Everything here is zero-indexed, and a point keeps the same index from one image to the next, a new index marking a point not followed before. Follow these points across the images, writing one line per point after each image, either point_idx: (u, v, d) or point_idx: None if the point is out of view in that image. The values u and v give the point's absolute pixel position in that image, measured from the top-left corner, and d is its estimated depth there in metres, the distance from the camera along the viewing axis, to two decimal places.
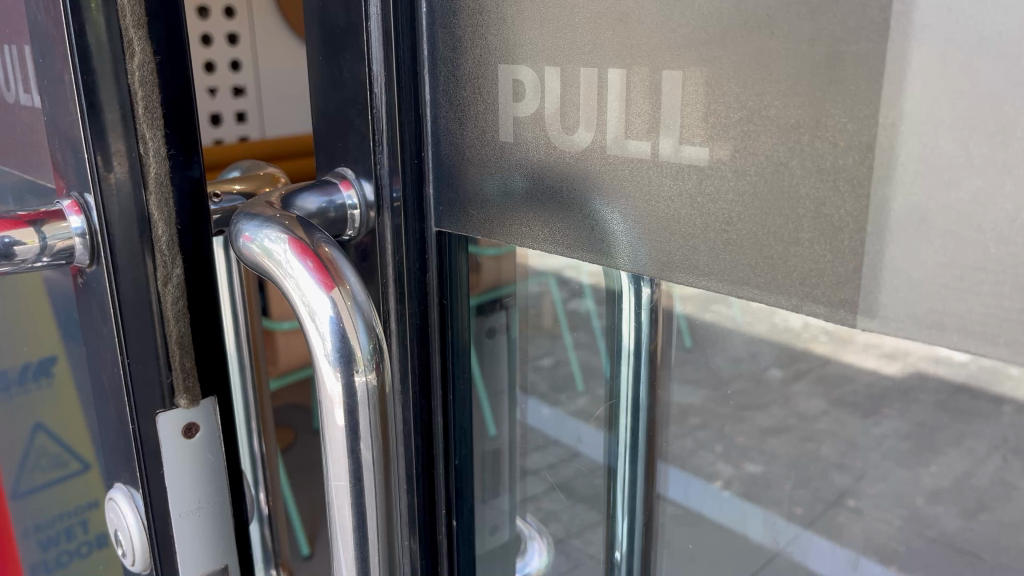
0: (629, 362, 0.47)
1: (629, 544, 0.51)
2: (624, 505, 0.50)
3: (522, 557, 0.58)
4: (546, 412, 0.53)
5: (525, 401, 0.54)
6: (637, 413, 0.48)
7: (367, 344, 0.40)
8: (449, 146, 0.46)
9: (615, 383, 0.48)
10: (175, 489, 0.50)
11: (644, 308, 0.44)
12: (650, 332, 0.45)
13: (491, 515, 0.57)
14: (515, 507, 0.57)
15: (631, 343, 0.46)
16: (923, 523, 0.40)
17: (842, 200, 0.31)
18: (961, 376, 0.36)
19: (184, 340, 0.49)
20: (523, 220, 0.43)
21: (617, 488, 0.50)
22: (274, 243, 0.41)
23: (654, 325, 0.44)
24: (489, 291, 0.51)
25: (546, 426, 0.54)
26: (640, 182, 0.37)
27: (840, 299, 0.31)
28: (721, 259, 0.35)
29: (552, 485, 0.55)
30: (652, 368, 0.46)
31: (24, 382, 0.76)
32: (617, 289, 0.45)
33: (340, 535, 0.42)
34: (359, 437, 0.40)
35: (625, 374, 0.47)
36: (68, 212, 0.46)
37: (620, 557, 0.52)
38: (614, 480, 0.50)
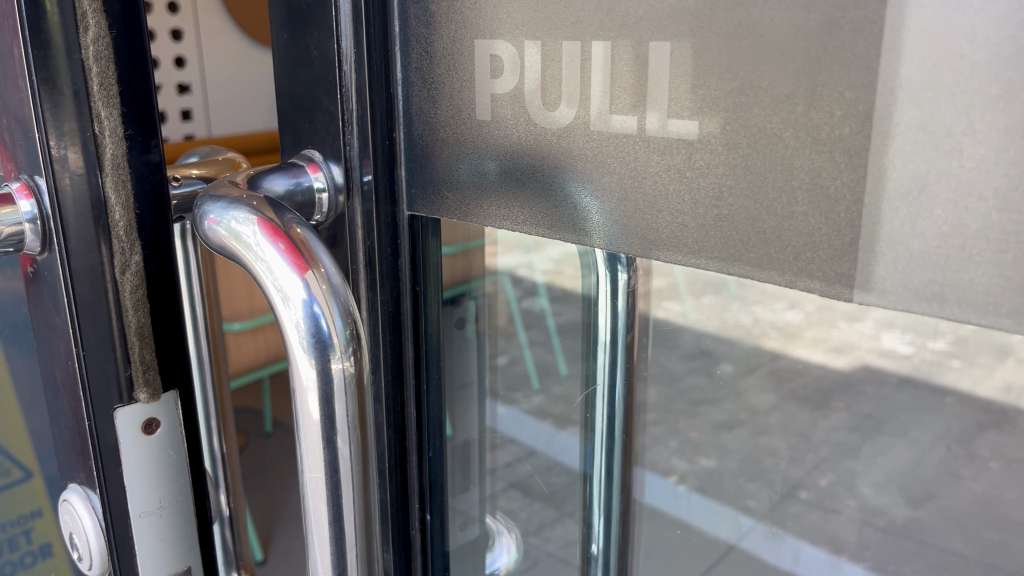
0: (605, 345, 0.45)
1: (604, 539, 0.50)
2: (601, 502, 0.49)
3: (491, 552, 0.55)
4: (513, 413, 0.51)
5: (493, 406, 0.52)
6: (613, 398, 0.46)
7: (343, 331, 0.38)
8: (423, 125, 0.45)
9: (592, 370, 0.46)
10: (135, 488, 0.48)
11: (619, 307, 0.43)
12: (627, 322, 0.44)
13: (460, 512, 0.54)
14: (485, 507, 0.54)
15: (608, 335, 0.45)
16: (872, 513, 0.39)
17: (838, 171, 0.30)
18: (905, 368, 0.34)
19: (144, 332, 0.47)
20: (501, 202, 0.42)
21: (593, 485, 0.49)
22: (243, 225, 0.39)
23: (631, 313, 0.43)
24: (460, 283, 0.49)
25: (511, 429, 0.52)
26: (625, 158, 0.36)
27: (836, 274, 0.31)
28: (712, 236, 0.34)
29: (508, 483, 0.53)
30: (629, 369, 0.45)
31: None
32: (593, 293, 0.44)
33: (316, 530, 0.40)
34: (335, 426, 0.39)
35: (602, 362, 0.46)
36: (18, 196, 0.44)
37: (596, 553, 0.50)
38: (589, 480, 0.49)
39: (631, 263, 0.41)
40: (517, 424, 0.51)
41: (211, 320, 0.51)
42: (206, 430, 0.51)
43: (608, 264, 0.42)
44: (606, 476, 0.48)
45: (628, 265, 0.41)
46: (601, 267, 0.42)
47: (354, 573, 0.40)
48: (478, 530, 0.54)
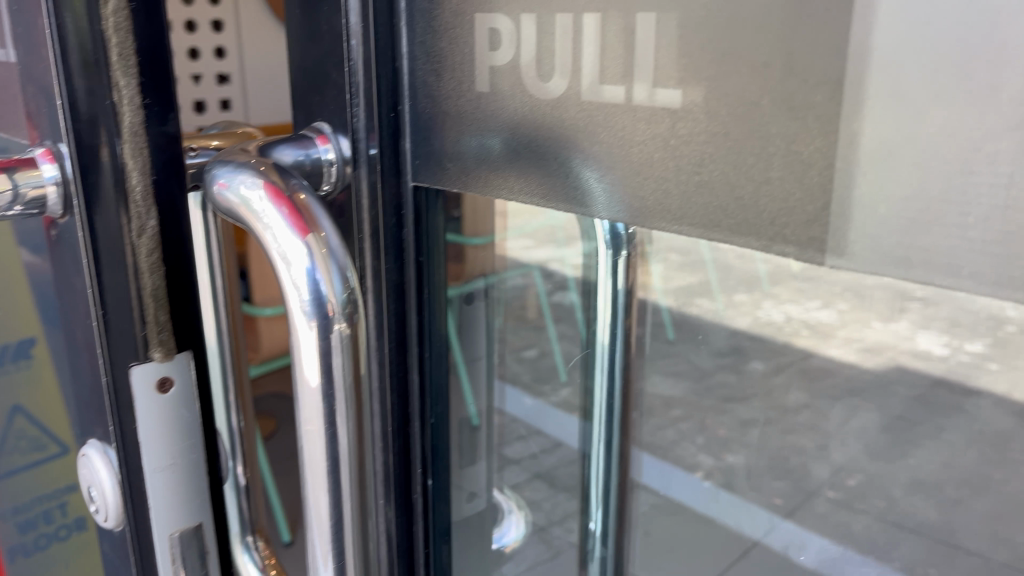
0: (604, 322, 0.54)
1: (602, 518, 0.62)
2: (598, 486, 0.61)
3: (501, 528, 0.64)
4: (519, 393, 0.66)
5: (503, 388, 0.63)
6: (612, 372, 0.56)
7: (340, 293, 0.40)
8: (427, 98, 0.46)
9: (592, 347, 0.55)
10: (149, 444, 0.50)
11: (620, 292, 0.52)
12: (624, 302, 0.53)
13: (470, 481, 0.59)
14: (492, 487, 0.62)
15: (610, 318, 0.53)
16: None
17: (812, 137, 0.31)
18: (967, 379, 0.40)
19: (158, 293, 0.49)
20: (499, 172, 0.43)
21: (592, 458, 0.61)
22: (251, 190, 0.41)
23: (631, 296, 0.52)
24: (467, 282, 0.54)
25: (514, 407, 0.66)
26: (613, 127, 0.37)
27: (810, 238, 0.32)
28: (693, 202, 0.35)
29: (535, 475, 0.67)
30: (625, 348, 0.54)
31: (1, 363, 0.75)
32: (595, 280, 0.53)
33: (312, 482, 0.42)
34: (332, 383, 0.40)
35: (602, 339, 0.54)
36: (41, 161, 0.46)
37: (595, 526, 0.62)
38: (590, 459, 0.61)
39: (630, 260, 0.49)
40: (533, 410, 0.67)
41: (229, 290, 0.53)
42: (223, 404, 0.53)
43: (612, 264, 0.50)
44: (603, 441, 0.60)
45: (626, 260, 0.49)
46: (604, 262, 0.50)
47: (349, 526, 0.42)
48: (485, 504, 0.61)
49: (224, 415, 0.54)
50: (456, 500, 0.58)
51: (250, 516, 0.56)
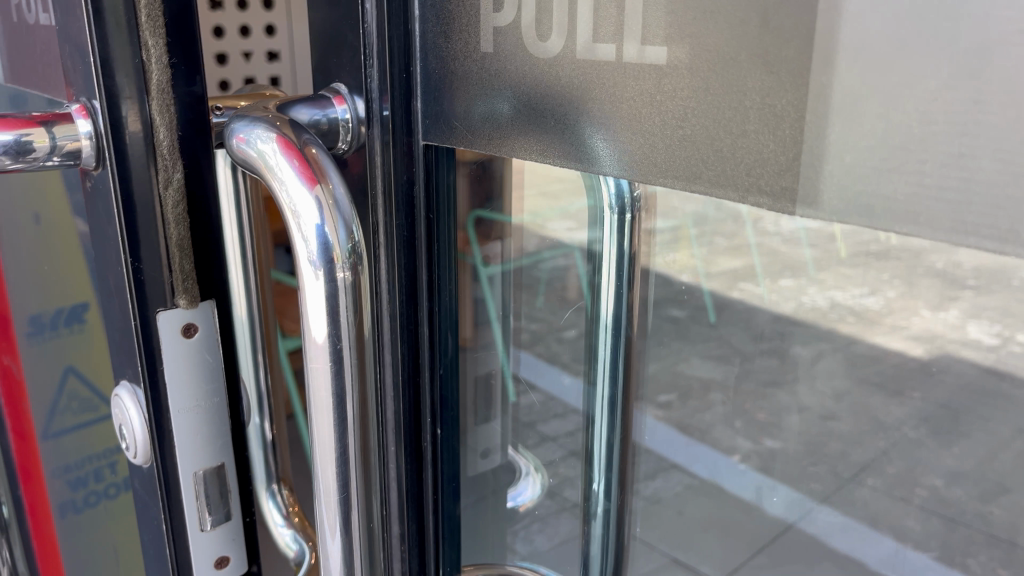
0: (607, 294, 0.53)
1: (606, 481, 0.59)
2: (602, 458, 0.59)
3: (516, 487, 0.66)
4: (539, 362, 0.60)
5: (516, 353, 0.61)
6: (617, 332, 0.54)
7: (345, 243, 0.42)
8: (436, 59, 0.48)
9: (595, 323, 0.54)
10: (175, 386, 0.53)
11: (624, 258, 0.51)
12: (628, 272, 0.52)
13: (484, 439, 0.64)
14: (507, 439, 0.65)
15: (611, 300, 0.53)
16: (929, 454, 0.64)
17: (784, 90, 0.32)
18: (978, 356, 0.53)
19: (184, 243, 0.52)
20: (501, 130, 0.45)
21: (596, 426, 0.58)
22: (264, 144, 0.43)
23: (633, 264, 0.51)
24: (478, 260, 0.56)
25: (532, 375, 0.60)
26: (605, 84, 0.39)
27: (782, 188, 0.33)
28: (676, 155, 0.37)
29: (569, 452, 0.61)
30: (629, 313, 0.53)
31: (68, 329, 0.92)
32: (598, 251, 0.52)
33: (318, 418, 0.44)
34: (338, 324, 0.43)
35: (605, 317, 0.54)
36: (77, 116, 0.49)
37: (597, 489, 0.60)
38: (592, 427, 0.58)
39: (634, 227, 0.49)
40: (542, 373, 0.60)
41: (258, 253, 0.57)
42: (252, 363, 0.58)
43: (617, 228, 0.50)
44: (608, 409, 0.57)
45: (631, 231, 0.49)
46: (609, 233, 0.50)
47: (354, 461, 0.45)
48: (498, 458, 0.65)
49: (254, 375, 0.58)
50: (468, 455, 0.63)
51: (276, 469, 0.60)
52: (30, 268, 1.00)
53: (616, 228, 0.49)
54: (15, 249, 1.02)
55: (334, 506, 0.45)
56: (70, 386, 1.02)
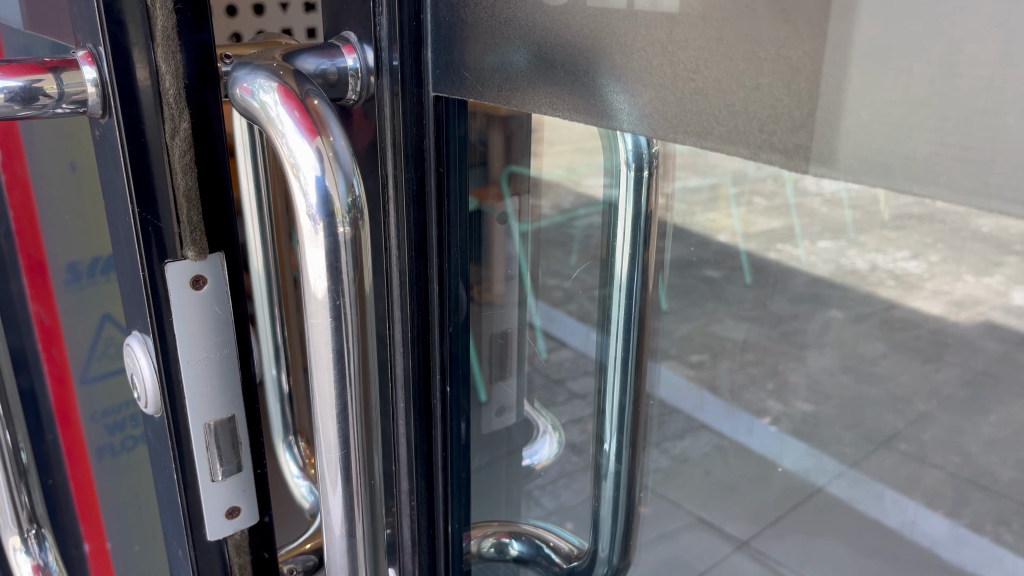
0: (622, 254, 0.52)
1: (617, 441, 0.59)
2: (613, 422, 0.58)
3: (531, 447, 0.64)
4: (571, 320, 0.56)
5: (540, 307, 0.57)
6: (631, 295, 0.53)
7: (345, 197, 0.41)
8: (447, 7, 0.46)
9: (609, 278, 0.53)
10: (184, 337, 0.53)
11: (640, 216, 0.50)
12: (644, 229, 0.50)
13: (500, 398, 0.62)
14: (523, 398, 0.62)
15: (626, 256, 0.52)
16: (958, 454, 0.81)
17: (801, 40, 0.30)
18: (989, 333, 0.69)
19: (191, 194, 0.51)
20: (512, 81, 0.44)
21: (609, 383, 0.57)
22: (267, 94, 0.42)
23: (649, 219, 0.50)
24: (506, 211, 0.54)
25: (563, 332, 0.57)
26: (615, 34, 0.37)
27: (795, 146, 0.31)
28: (687, 110, 0.35)
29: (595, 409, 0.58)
30: (643, 274, 0.52)
31: (94, 275, 1.03)
32: (615, 202, 0.50)
33: (318, 374, 0.43)
34: (340, 279, 0.42)
35: (620, 279, 0.53)
36: (83, 63, 0.48)
37: (609, 449, 0.59)
38: (606, 381, 0.57)
39: (649, 184, 0.47)
40: (569, 329, 0.57)
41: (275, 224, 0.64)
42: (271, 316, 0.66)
43: (633, 187, 0.48)
44: (621, 365, 0.56)
45: (647, 188, 0.48)
46: (625, 189, 0.48)
47: (355, 419, 0.44)
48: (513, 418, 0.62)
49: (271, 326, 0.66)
50: (484, 408, 0.61)
51: (291, 421, 0.70)
52: (59, 216, 1.01)
53: (633, 185, 0.48)
54: (44, 199, 1.02)
55: (336, 464, 0.45)
56: (105, 335, 1.07)
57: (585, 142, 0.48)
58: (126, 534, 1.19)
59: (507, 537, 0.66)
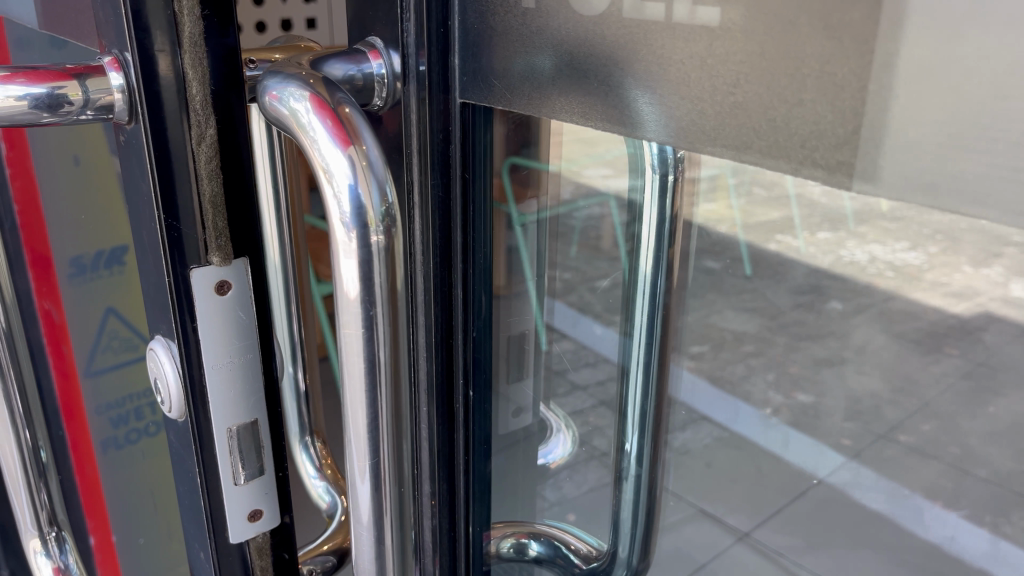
0: (646, 254, 0.52)
1: (638, 441, 0.59)
2: (635, 422, 0.58)
3: (546, 445, 0.64)
4: (586, 321, 0.58)
5: (551, 304, 0.58)
6: (655, 295, 0.53)
7: (380, 206, 0.41)
8: (476, 13, 0.46)
9: (633, 276, 0.54)
10: (207, 343, 0.53)
11: (665, 220, 0.50)
12: (669, 229, 0.51)
13: (518, 397, 0.61)
14: (539, 400, 0.62)
15: (651, 255, 0.52)
16: None
17: (847, 58, 0.30)
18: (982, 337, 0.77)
19: (217, 200, 0.51)
20: (543, 90, 0.43)
21: (630, 385, 0.57)
22: (297, 102, 0.42)
23: (674, 219, 0.50)
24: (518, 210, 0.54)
25: (570, 327, 0.59)
26: (652, 45, 0.37)
27: (838, 162, 0.31)
28: (728, 123, 0.35)
29: (599, 401, 0.60)
30: (667, 275, 0.52)
31: (98, 270, 1.03)
32: (639, 204, 0.50)
33: (351, 384, 0.44)
34: (373, 289, 0.42)
35: (643, 283, 0.53)
36: (108, 69, 0.48)
37: (631, 449, 0.59)
38: (627, 380, 0.57)
39: (676, 185, 0.47)
40: (575, 324, 0.59)
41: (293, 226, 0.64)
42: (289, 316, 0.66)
43: (658, 192, 0.48)
44: (643, 369, 0.56)
45: (673, 190, 0.48)
46: (650, 193, 0.48)
47: (386, 427, 0.44)
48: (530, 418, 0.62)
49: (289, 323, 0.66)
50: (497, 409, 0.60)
51: (308, 422, 0.71)
52: (66, 211, 1.00)
53: (657, 190, 0.48)
54: (49, 194, 1.01)
55: (367, 472, 0.45)
56: (110, 328, 1.07)
57: (590, 135, 0.46)
58: (132, 529, 1.20)
59: (526, 537, 0.66)
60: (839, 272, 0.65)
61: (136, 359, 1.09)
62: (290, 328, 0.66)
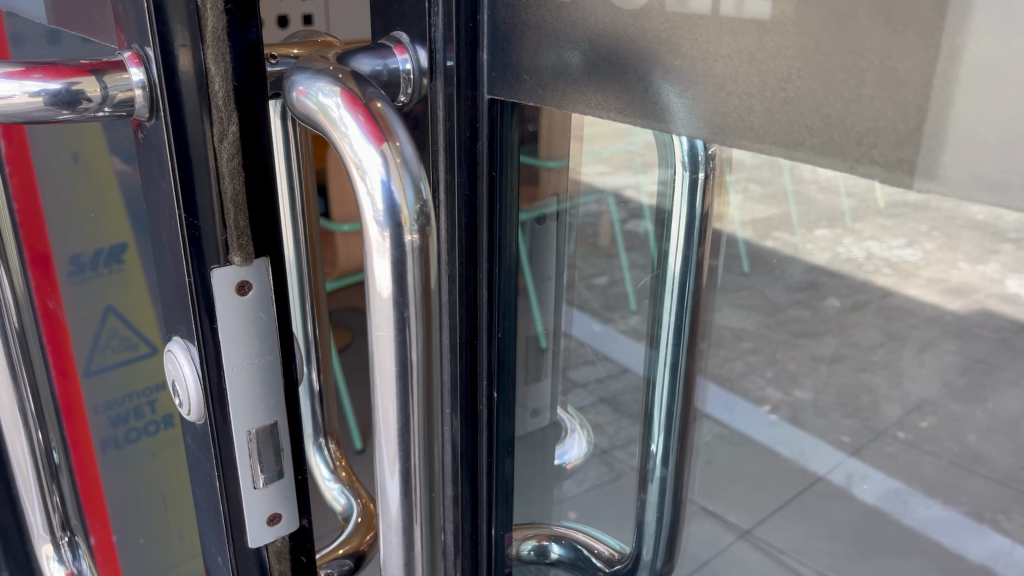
0: (675, 254, 0.52)
1: (665, 443, 0.59)
2: (661, 420, 0.58)
3: (563, 445, 0.64)
4: (623, 341, 0.59)
5: (570, 311, 0.59)
6: (683, 295, 0.53)
7: (414, 204, 0.40)
8: (506, 7, 0.45)
9: (662, 275, 0.53)
10: (226, 344, 0.52)
11: (694, 220, 0.50)
12: (699, 228, 0.50)
13: (535, 397, 0.60)
14: (556, 400, 0.62)
15: (680, 254, 0.52)
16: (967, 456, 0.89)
17: (909, 52, 0.29)
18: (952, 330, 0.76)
19: (239, 199, 0.50)
20: (577, 86, 0.42)
21: (656, 390, 0.58)
22: (328, 98, 0.41)
23: (705, 221, 0.50)
24: (540, 206, 0.53)
25: (589, 337, 0.60)
26: (697, 39, 0.36)
27: (898, 160, 0.31)
28: (778, 120, 0.34)
29: (599, 399, 0.62)
30: (698, 273, 0.52)
31: (97, 268, 1.00)
32: (668, 206, 0.50)
33: (382, 388, 0.43)
34: (406, 290, 0.41)
35: (673, 282, 0.53)
36: (129, 65, 0.47)
37: (655, 450, 0.59)
38: (653, 387, 0.58)
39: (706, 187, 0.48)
40: (600, 335, 0.60)
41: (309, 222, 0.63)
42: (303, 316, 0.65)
43: (688, 188, 0.48)
44: (669, 371, 0.57)
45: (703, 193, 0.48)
46: (680, 197, 0.49)
47: (417, 431, 0.43)
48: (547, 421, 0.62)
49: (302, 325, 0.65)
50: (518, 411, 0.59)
51: (322, 422, 0.69)
52: (65, 206, 0.98)
53: (687, 188, 0.48)
54: (47, 188, 0.99)
55: (397, 478, 0.44)
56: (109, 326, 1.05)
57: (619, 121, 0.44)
58: (132, 530, 1.21)
59: (547, 539, 0.65)
60: (826, 268, 0.68)
61: (139, 356, 1.07)
62: (305, 330, 0.65)
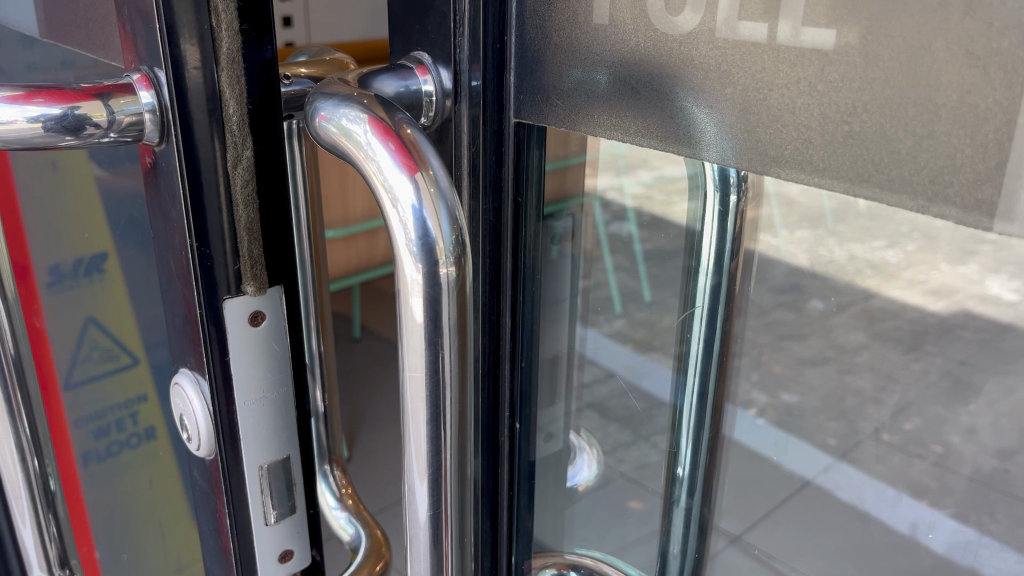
0: (706, 269, 0.46)
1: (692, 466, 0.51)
2: (689, 432, 0.51)
3: (573, 466, 0.58)
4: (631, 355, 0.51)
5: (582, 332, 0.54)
6: (713, 320, 0.46)
7: (449, 235, 0.38)
8: (535, 28, 0.43)
9: (691, 295, 0.47)
10: (240, 377, 0.50)
11: (727, 237, 0.44)
12: (731, 250, 0.44)
13: (548, 421, 0.57)
14: (570, 424, 0.57)
15: (711, 273, 0.46)
16: None
17: (990, 89, 0.28)
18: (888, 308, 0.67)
19: (253, 226, 0.48)
20: (612, 111, 0.40)
21: (683, 422, 0.50)
22: (354, 124, 0.39)
23: (737, 241, 0.44)
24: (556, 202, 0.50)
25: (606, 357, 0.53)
26: (751, 67, 0.34)
27: (977, 200, 0.29)
28: (840, 154, 0.32)
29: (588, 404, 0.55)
30: (728, 302, 0.46)
31: (76, 276, 0.95)
32: (698, 221, 0.44)
33: (414, 429, 0.41)
34: (440, 327, 0.39)
35: (701, 309, 0.47)
36: (139, 87, 0.45)
37: (682, 475, 0.52)
38: (680, 418, 0.50)
39: (738, 213, 0.42)
40: (610, 353, 0.53)
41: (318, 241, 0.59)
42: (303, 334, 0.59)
43: (719, 213, 0.43)
44: (698, 404, 0.49)
45: (735, 219, 0.43)
46: (711, 211, 0.43)
47: (450, 473, 0.41)
48: (561, 444, 0.57)
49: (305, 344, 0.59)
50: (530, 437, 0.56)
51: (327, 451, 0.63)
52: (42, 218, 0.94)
53: (718, 209, 0.43)
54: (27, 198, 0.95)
55: (427, 523, 0.42)
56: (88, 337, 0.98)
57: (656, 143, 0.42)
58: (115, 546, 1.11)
59: (566, 568, 0.61)
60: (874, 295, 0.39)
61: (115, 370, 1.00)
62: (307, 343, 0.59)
